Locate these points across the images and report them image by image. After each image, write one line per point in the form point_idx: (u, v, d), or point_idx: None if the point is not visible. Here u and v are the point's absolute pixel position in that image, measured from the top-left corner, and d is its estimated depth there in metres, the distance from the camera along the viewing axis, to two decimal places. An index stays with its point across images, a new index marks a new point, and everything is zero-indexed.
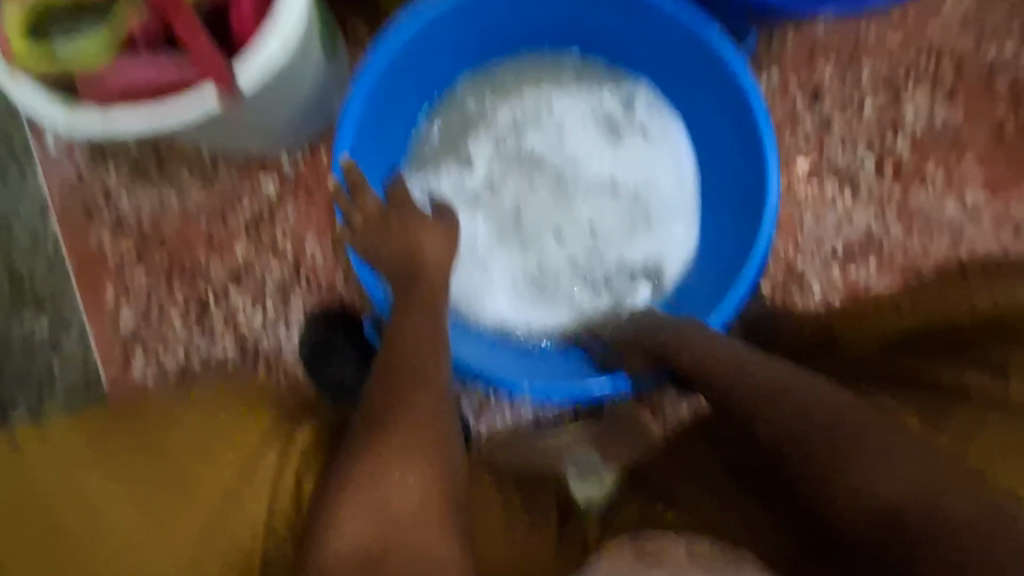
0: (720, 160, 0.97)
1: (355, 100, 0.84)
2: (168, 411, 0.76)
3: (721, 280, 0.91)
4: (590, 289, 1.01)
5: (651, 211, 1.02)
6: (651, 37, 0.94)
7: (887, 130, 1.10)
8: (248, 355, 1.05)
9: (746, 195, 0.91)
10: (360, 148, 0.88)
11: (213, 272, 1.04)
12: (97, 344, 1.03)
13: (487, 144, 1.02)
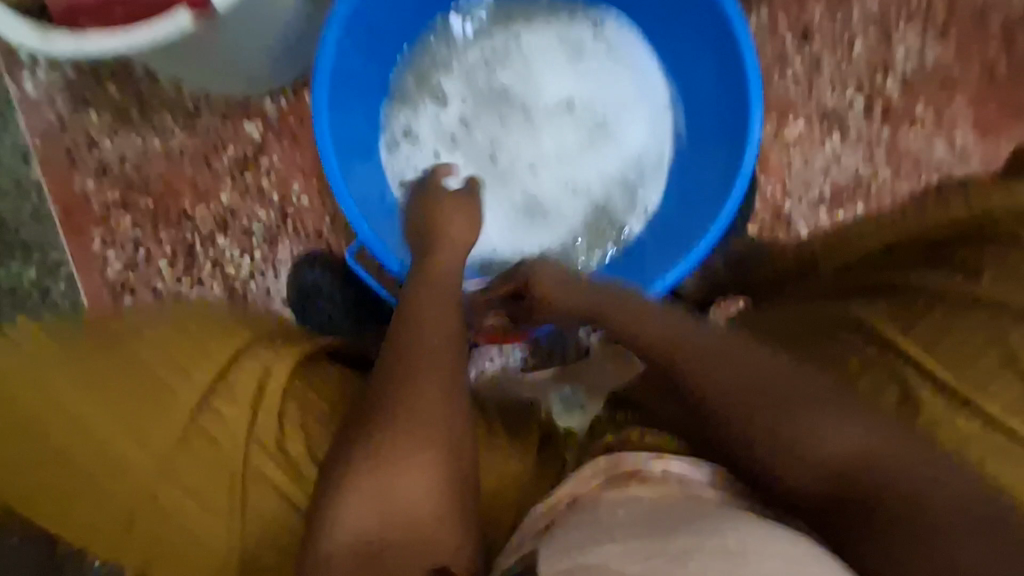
0: (699, 80, 0.93)
1: (329, 44, 0.79)
2: (133, 328, 0.70)
3: (707, 201, 0.88)
4: (578, 223, 0.99)
5: (631, 137, 0.99)
6: None
7: (878, 70, 1.12)
8: (237, 299, 1.07)
9: (730, 111, 0.87)
10: (337, 97, 0.84)
11: (199, 219, 1.06)
12: (86, 288, 1.06)
13: (457, 81, 0.99)
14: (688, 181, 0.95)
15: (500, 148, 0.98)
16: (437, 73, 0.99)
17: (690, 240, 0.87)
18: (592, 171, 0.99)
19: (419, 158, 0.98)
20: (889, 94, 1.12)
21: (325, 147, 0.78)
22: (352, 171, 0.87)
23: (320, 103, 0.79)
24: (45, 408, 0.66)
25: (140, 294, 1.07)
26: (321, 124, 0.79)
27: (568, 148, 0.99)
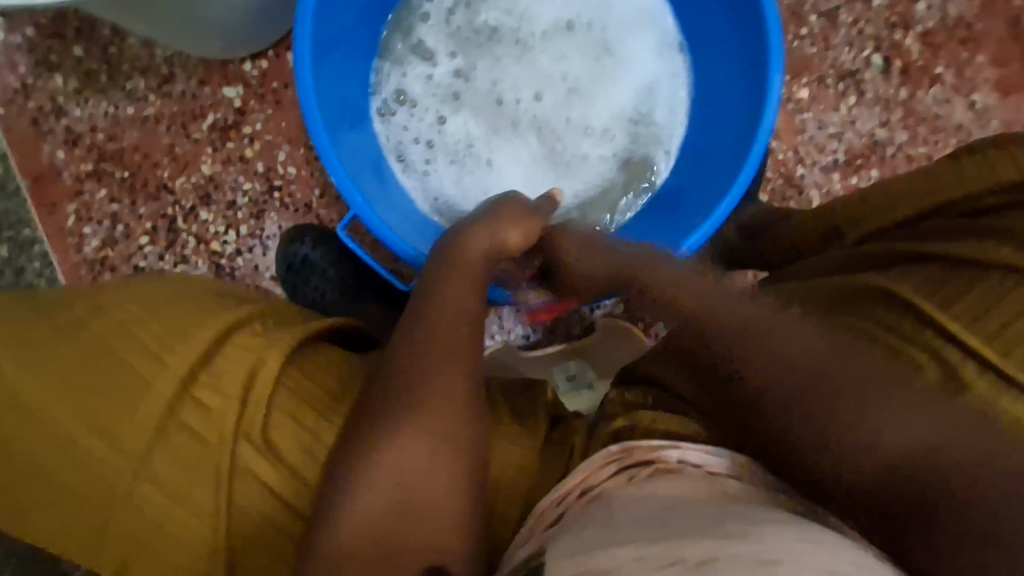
0: (700, 8, 0.87)
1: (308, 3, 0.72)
2: (108, 307, 0.64)
3: (732, 135, 0.84)
4: (596, 171, 0.94)
5: (636, 73, 0.94)
6: None
7: (897, 26, 1.06)
8: (224, 276, 1.02)
9: (740, 40, 0.82)
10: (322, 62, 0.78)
11: (179, 191, 1.00)
12: (62, 265, 1.00)
13: (440, 34, 0.93)
14: (706, 120, 0.90)
15: (501, 100, 0.93)
16: (416, 27, 0.92)
17: (722, 181, 0.82)
18: (601, 113, 0.94)
19: (418, 120, 0.92)
20: (909, 52, 1.06)
21: (315, 122, 0.72)
22: (345, 147, 0.81)
23: (306, 73, 0.72)
24: (18, 395, 0.61)
25: (120, 272, 1.01)
26: (309, 97, 0.72)
27: (573, 92, 0.93)
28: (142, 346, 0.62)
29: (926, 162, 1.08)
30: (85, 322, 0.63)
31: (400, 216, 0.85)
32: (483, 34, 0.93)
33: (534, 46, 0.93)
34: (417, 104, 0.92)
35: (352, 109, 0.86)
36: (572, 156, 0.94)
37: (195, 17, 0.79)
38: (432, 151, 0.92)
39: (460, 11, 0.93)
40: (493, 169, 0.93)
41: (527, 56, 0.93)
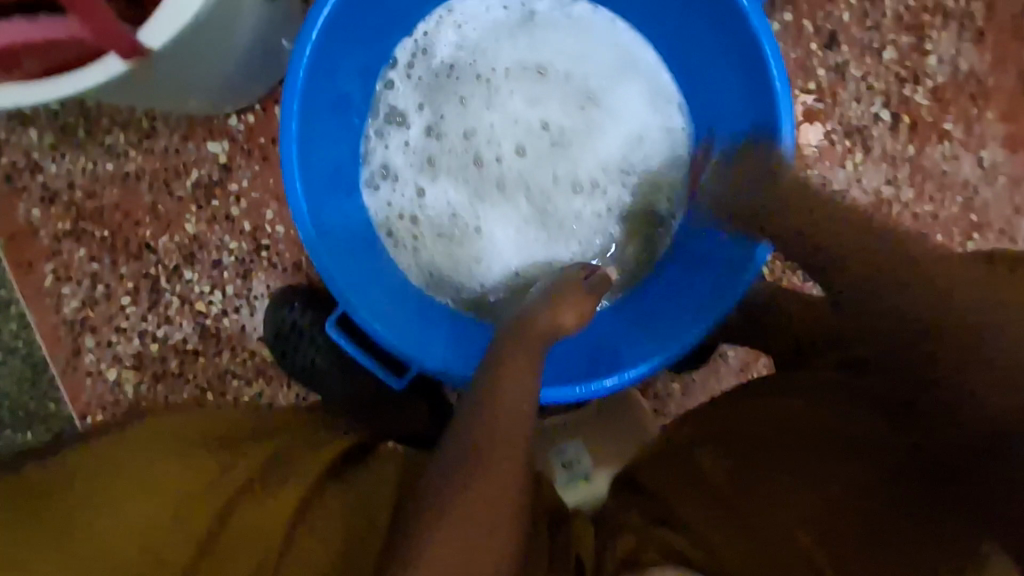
0: (695, 55, 0.82)
1: (291, 95, 0.70)
2: (150, 446, 0.68)
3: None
4: (596, 233, 0.89)
5: (628, 122, 0.88)
6: None
7: (908, 81, 1.02)
8: (210, 338, 0.99)
9: (741, 91, 0.78)
10: (309, 144, 0.76)
11: (162, 250, 0.96)
12: (41, 327, 0.97)
13: (417, 95, 0.88)
14: (707, 175, 0.85)
15: (489, 159, 0.88)
16: (394, 93, 0.88)
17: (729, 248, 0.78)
18: (595, 168, 0.88)
19: (405, 188, 0.88)
20: (917, 107, 1.03)
21: (297, 206, 0.72)
22: (332, 221, 0.78)
23: (289, 155, 0.71)
24: (85, 529, 0.58)
25: (103, 334, 0.98)
26: (292, 180, 0.71)
27: (564, 147, 0.88)
28: (196, 468, 0.65)
29: (932, 220, 1.06)
30: (133, 457, 0.66)
31: (390, 298, 0.81)
32: (460, 87, 0.87)
33: (517, 97, 0.88)
34: (405, 167, 0.88)
35: (344, 179, 0.83)
36: (568, 214, 0.88)
37: (174, 86, 0.74)
38: (420, 217, 0.88)
39: (432, 64, 0.88)
40: (483, 231, 0.88)
41: (511, 112, 0.88)
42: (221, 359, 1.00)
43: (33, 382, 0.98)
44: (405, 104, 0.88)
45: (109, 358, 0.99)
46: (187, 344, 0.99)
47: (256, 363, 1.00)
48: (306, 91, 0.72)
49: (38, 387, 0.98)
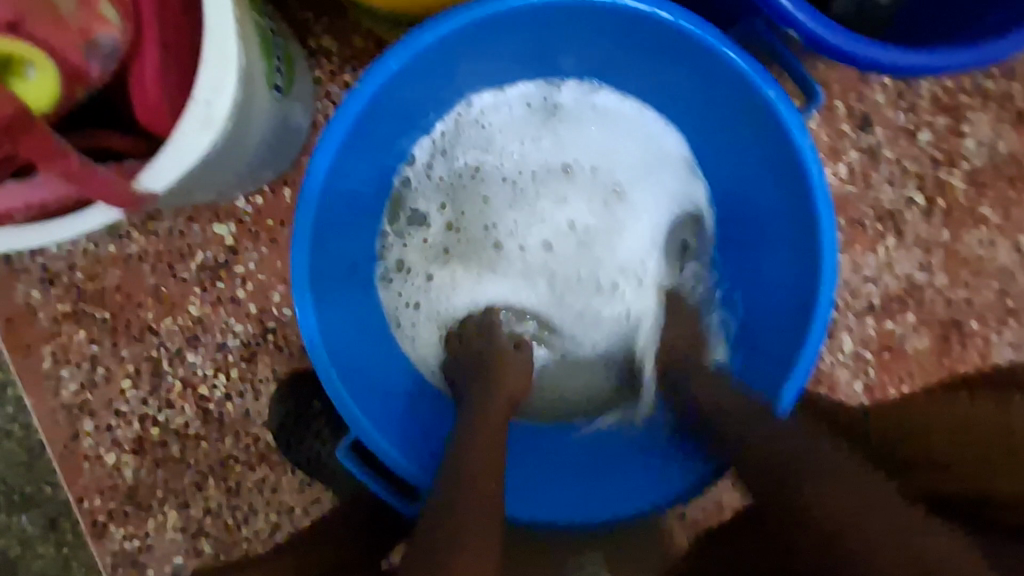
0: (730, 158, 0.76)
1: (304, 215, 0.66)
2: None
3: (774, 309, 0.74)
4: (621, 332, 0.85)
5: (654, 218, 0.83)
6: (636, 57, 0.72)
7: (943, 164, 0.98)
8: (212, 422, 0.96)
9: (779, 202, 0.72)
10: (322, 259, 0.70)
11: (165, 333, 0.93)
12: (39, 411, 0.94)
13: (438, 193, 0.84)
14: (739, 280, 0.80)
15: (510, 257, 0.84)
16: (414, 192, 0.83)
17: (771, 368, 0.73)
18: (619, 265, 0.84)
19: (423, 288, 0.83)
20: (954, 191, 0.98)
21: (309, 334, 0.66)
22: (346, 337, 0.73)
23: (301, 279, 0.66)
24: None
25: (101, 417, 0.95)
26: (303, 306, 0.66)
27: (588, 244, 0.84)
28: None
29: (966, 305, 1.02)
30: None
31: (403, 411, 0.76)
32: (481, 183, 0.84)
33: (539, 194, 0.84)
34: (421, 265, 0.83)
35: (359, 284, 0.78)
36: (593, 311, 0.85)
37: (183, 191, 0.70)
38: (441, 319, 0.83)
39: (450, 160, 0.83)
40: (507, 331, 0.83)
41: (533, 209, 0.84)
42: (224, 443, 0.96)
43: (28, 465, 0.95)
44: (426, 204, 0.84)
45: (109, 442, 0.95)
46: (188, 428, 0.96)
47: (260, 448, 0.96)
48: (320, 208, 0.67)
49: (34, 470, 0.95)
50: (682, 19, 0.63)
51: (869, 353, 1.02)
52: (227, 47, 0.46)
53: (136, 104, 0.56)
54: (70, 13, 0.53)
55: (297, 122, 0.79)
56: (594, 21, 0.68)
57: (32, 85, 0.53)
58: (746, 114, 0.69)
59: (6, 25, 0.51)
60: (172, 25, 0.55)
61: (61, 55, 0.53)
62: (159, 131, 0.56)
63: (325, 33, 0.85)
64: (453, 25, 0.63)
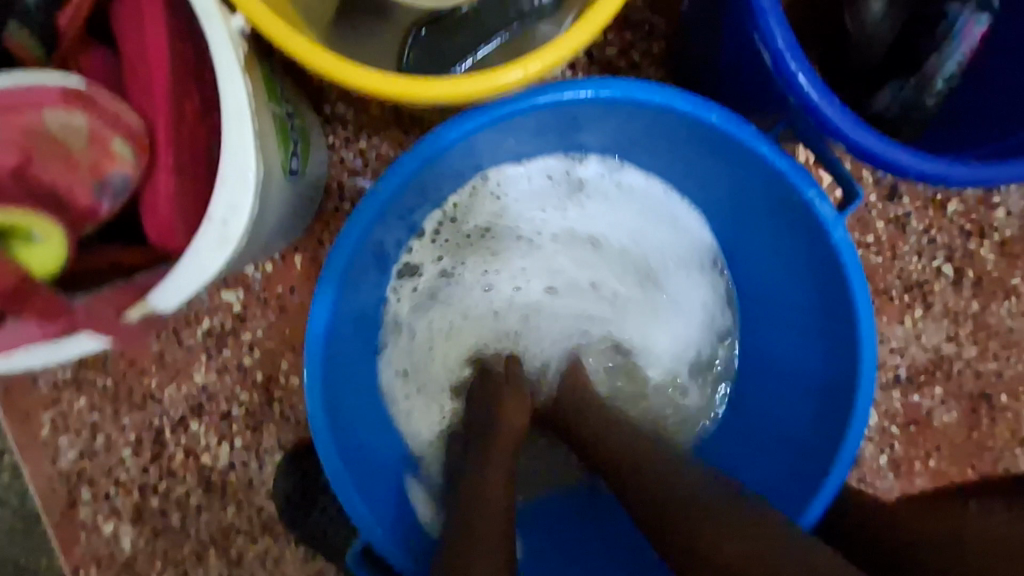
0: (759, 248, 0.74)
1: (319, 310, 0.64)
2: None
3: (802, 401, 0.72)
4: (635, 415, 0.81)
5: (674, 296, 0.81)
6: (667, 146, 0.70)
7: (972, 234, 0.95)
8: (215, 492, 0.92)
9: (811, 296, 0.70)
10: (336, 350, 0.68)
11: (168, 401, 0.90)
12: (35, 479, 0.90)
13: (447, 267, 0.79)
14: (765, 365, 0.77)
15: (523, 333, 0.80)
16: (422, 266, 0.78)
17: (796, 461, 0.71)
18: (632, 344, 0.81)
19: (429, 362, 0.79)
20: (983, 262, 0.95)
21: (318, 427, 0.65)
22: (353, 417, 0.71)
23: (314, 371, 0.64)
24: None
25: (100, 486, 0.91)
26: (313, 397, 0.64)
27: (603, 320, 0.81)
28: None
29: (996, 378, 0.98)
30: None
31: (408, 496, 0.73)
32: (494, 255, 0.79)
33: (558, 269, 0.80)
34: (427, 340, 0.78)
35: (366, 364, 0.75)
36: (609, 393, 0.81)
37: None
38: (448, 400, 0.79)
39: (457, 233, 0.78)
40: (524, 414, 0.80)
41: (548, 284, 0.80)
42: (226, 514, 0.92)
43: (23, 534, 0.92)
44: (434, 277, 0.79)
45: (106, 511, 0.92)
46: (189, 498, 0.92)
47: (263, 519, 0.92)
48: (338, 299, 0.65)
49: (30, 539, 0.92)
50: (717, 116, 0.61)
51: (895, 425, 0.99)
52: (244, 172, 0.46)
53: (149, 227, 0.52)
54: (79, 150, 0.51)
55: (312, 196, 0.77)
56: (633, 114, 0.65)
57: (38, 249, 0.50)
58: (781, 208, 0.67)
59: (10, 172, 0.50)
60: (186, 145, 0.52)
61: (70, 195, 0.51)
62: (170, 248, 0.52)
63: (340, 99, 0.83)
64: (483, 119, 0.62)
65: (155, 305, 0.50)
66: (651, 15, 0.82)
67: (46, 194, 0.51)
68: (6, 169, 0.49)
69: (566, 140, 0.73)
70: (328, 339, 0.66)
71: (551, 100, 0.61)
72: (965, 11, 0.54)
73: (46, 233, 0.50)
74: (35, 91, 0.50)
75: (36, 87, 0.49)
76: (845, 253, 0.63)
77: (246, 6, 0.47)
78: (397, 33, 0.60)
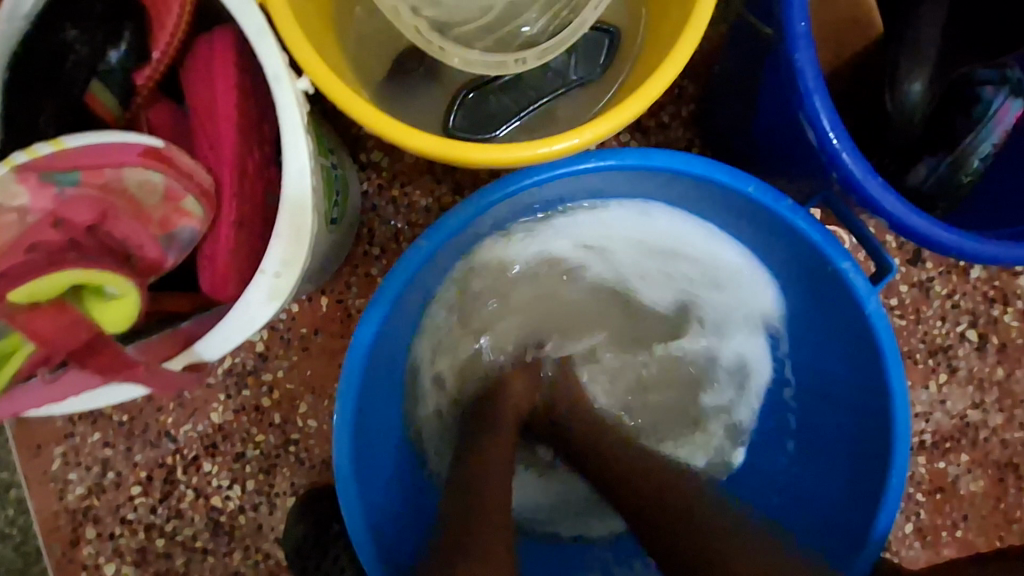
0: (809, 303, 0.72)
1: (354, 361, 0.63)
2: None
3: (823, 483, 0.75)
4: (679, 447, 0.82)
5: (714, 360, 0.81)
6: (709, 207, 0.71)
7: (995, 300, 0.95)
8: (222, 536, 0.89)
9: (853, 388, 0.71)
10: (368, 398, 0.67)
11: (183, 439, 0.89)
12: (40, 515, 0.88)
13: (484, 309, 0.78)
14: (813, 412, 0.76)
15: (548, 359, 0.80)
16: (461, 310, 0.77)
17: (825, 512, 0.74)
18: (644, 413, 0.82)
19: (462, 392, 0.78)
20: (1006, 328, 0.95)
21: (341, 464, 0.63)
22: (375, 462, 0.70)
23: (346, 405, 0.63)
24: None
25: (105, 525, 0.89)
26: (342, 438, 0.63)
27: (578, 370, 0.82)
28: None
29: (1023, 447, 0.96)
30: None
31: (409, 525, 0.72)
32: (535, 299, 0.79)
33: (592, 306, 0.81)
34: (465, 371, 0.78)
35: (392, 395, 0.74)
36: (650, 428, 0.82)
37: None
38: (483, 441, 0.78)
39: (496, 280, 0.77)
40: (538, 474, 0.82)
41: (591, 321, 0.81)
42: (232, 559, 0.89)
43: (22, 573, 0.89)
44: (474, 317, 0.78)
45: (109, 552, 0.89)
46: (195, 541, 0.89)
47: (270, 566, 0.89)
48: (376, 338, 0.65)
49: None
50: (753, 187, 0.64)
51: (921, 493, 0.96)
52: (300, 230, 0.49)
53: (205, 278, 0.54)
54: (151, 205, 0.51)
55: (346, 240, 0.78)
56: (674, 178, 0.66)
57: (106, 307, 0.51)
58: (819, 280, 0.69)
59: (85, 228, 0.50)
60: (244, 197, 0.53)
61: (141, 249, 0.52)
62: (222, 299, 0.54)
63: (377, 147, 0.85)
64: (541, 176, 0.64)
65: (200, 353, 0.53)
66: (680, 80, 0.84)
67: (118, 248, 0.52)
68: (80, 227, 0.50)
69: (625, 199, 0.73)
70: (363, 373, 0.65)
71: (601, 165, 0.63)
72: (999, 95, 0.58)
73: (115, 295, 0.51)
74: (112, 150, 0.49)
75: (117, 147, 0.49)
76: (883, 331, 0.64)
77: (313, 71, 0.49)
78: (448, 92, 0.63)
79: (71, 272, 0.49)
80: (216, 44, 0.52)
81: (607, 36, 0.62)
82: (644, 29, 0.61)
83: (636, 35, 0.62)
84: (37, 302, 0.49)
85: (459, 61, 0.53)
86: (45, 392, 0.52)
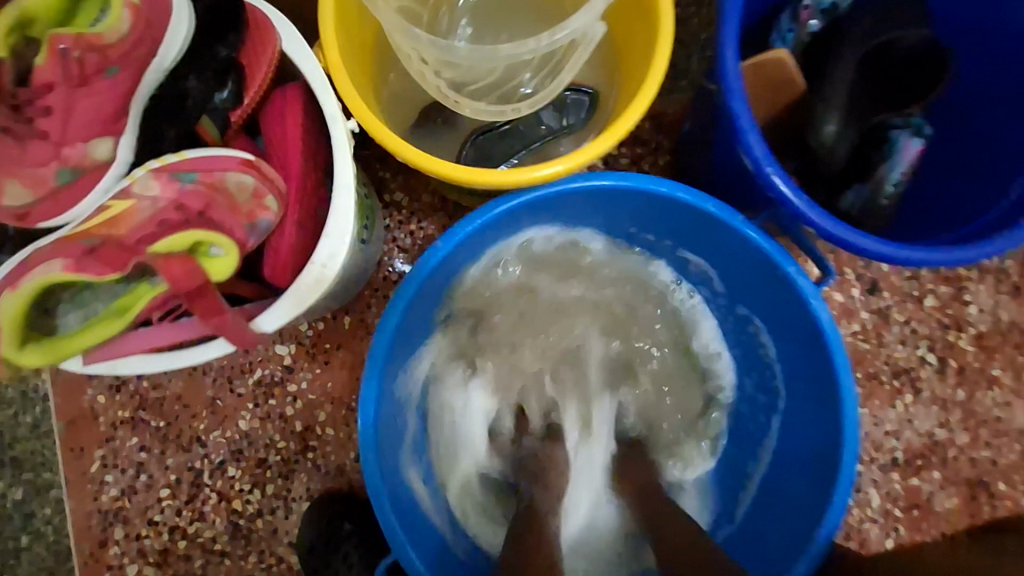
0: (766, 304, 0.83)
1: (376, 359, 0.75)
2: None
3: (772, 492, 0.86)
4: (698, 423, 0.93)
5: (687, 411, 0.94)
6: (679, 231, 0.84)
7: (950, 328, 1.05)
8: (239, 538, 0.96)
9: (811, 406, 0.81)
10: (388, 392, 0.79)
11: (211, 445, 0.97)
12: (75, 515, 0.95)
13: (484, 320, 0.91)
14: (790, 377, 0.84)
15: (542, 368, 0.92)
16: (464, 325, 0.91)
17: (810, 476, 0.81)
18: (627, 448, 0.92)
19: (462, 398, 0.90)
20: (963, 353, 1.05)
21: (365, 440, 0.74)
22: (394, 456, 0.80)
23: (370, 391, 0.74)
24: None
25: (133, 525, 0.96)
26: (365, 423, 0.74)
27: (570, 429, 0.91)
28: None
29: (990, 466, 1.03)
30: None
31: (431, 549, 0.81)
32: (529, 310, 0.92)
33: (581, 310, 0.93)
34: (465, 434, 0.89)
35: (409, 384, 0.86)
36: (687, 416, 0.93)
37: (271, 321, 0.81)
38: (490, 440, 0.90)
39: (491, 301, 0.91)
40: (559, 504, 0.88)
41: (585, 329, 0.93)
42: (247, 562, 0.96)
43: (52, 571, 0.95)
44: (473, 330, 0.91)
45: (134, 552, 0.96)
46: (215, 543, 0.96)
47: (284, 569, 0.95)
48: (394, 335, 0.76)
49: None
50: (713, 205, 0.76)
51: (898, 510, 1.02)
52: (344, 230, 0.62)
53: (268, 263, 0.69)
54: (242, 201, 0.64)
55: (369, 263, 0.91)
56: (641, 203, 0.80)
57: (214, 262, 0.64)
58: (774, 288, 0.80)
59: (196, 211, 0.63)
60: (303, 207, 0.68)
61: (231, 233, 0.64)
62: (282, 282, 0.69)
63: (398, 189, 1.00)
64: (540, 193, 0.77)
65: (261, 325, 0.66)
66: (655, 134, 1.00)
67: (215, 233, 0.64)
68: (193, 212, 0.63)
69: (602, 223, 0.87)
70: (386, 361, 0.76)
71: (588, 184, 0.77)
72: (904, 135, 0.73)
73: (221, 257, 0.64)
74: (221, 159, 0.63)
75: (224, 157, 0.63)
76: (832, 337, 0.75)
77: (358, 113, 0.63)
78: (459, 138, 0.78)
79: (198, 232, 0.62)
80: (288, 94, 0.68)
81: (587, 94, 0.77)
82: (617, 89, 0.76)
83: (609, 94, 0.77)
84: (172, 251, 0.62)
85: (470, 111, 0.68)
86: (146, 339, 0.67)
